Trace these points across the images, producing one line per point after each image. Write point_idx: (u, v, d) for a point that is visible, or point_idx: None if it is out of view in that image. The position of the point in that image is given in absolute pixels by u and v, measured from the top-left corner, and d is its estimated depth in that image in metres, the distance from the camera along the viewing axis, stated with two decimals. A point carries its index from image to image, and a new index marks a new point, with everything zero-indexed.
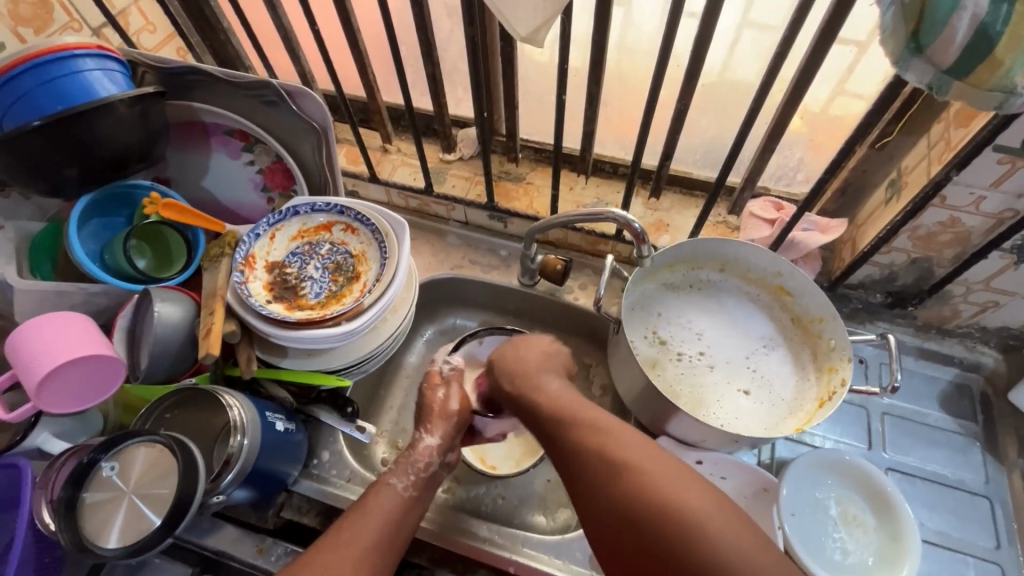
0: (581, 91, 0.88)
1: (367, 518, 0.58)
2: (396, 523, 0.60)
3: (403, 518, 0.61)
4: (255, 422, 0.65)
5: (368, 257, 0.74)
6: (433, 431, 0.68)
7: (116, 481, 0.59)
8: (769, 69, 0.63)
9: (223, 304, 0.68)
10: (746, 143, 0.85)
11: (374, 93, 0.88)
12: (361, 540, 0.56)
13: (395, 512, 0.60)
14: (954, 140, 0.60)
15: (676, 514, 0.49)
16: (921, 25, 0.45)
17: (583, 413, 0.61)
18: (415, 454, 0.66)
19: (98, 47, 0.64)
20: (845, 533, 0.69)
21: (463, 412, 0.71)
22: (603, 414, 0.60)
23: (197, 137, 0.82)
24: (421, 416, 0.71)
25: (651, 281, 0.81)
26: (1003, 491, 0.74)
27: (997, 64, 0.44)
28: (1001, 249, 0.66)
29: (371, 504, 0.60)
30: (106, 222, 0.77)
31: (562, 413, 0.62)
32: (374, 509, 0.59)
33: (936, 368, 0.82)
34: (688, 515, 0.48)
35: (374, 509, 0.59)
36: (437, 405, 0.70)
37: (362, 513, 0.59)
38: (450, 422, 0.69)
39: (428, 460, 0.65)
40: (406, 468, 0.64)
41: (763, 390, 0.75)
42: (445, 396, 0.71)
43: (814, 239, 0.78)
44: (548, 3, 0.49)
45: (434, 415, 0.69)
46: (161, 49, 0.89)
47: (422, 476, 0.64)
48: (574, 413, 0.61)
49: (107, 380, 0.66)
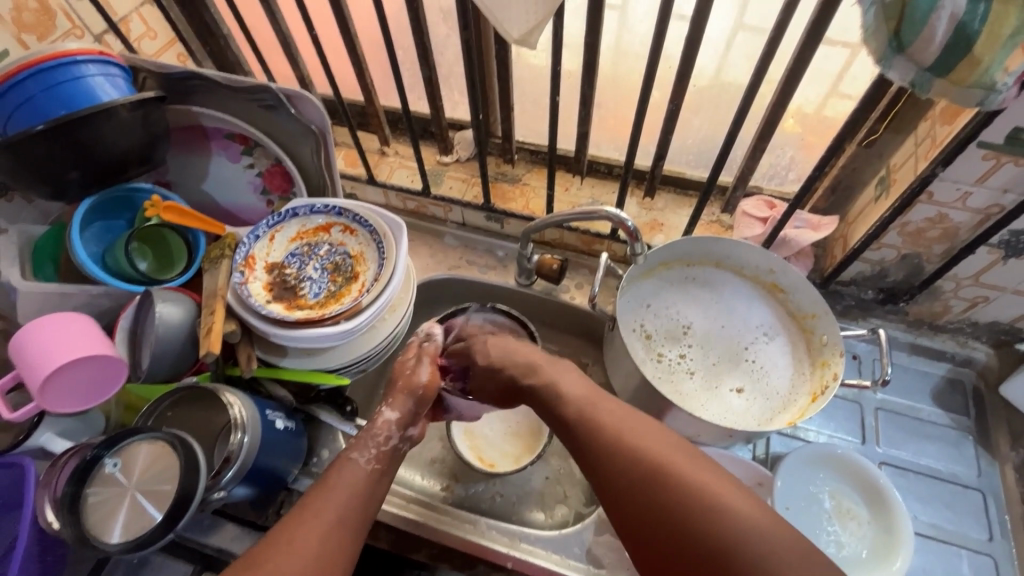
0: (575, 93, 0.89)
1: (330, 495, 0.56)
2: (361, 498, 0.57)
3: (370, 492, 0.58)
4: (254, 420, 0.66)
5: (366, 257, 0.75)
6: (394, 405, 0.67)
7: (119, 477, 0.59)
8: (757, 69, 0.65)
9: (223, 304, 0.69)
10: (738, 143, 0.87)
11: (372, 97, 0.89)
12: (324, 516, 0.54)
13: (362, 488, 0.58)
14: (939, 138, 0.61)
15: (703, 506, 0.47)
16: (902, 24, 0.46)
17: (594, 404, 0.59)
18: (374, 429, 0.64)
19: (101, 52, 0.66)
20: (839, 526, 0.70)
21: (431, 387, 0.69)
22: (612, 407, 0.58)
23: (197, 141, 0.83)
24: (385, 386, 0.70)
25: (645, 280, 0.82)
26: (996, 484, 0.75)
27: (976, 61, 0.46)
28: (988, 244, 0.68)
29: (333, 482, 0.57)
30: (108, 225, 0.78)
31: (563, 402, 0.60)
32: (335, 485, 0.57)
33: (928, 363, 0.82)
34: (717, 506, 0.47)
35: (337, 484, 0.57)
36: (404, 377, 0.70)
37: (326, 488, 0.57)
38: (413, 398, 0.68)
39: (388, 434, 0.64)
40: (367, 442, 0.62)
41: (756, 384, 0.76)
42: (414, 369, 0.71)
43: (805, 237, 0.79)
44: (539, 7, 0.50)
45: (399, 388, 0.68)
46: (161, 55, 0.90)
47: (385, 450, 0.62)
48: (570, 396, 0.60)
49: (110, 379, 0.67)
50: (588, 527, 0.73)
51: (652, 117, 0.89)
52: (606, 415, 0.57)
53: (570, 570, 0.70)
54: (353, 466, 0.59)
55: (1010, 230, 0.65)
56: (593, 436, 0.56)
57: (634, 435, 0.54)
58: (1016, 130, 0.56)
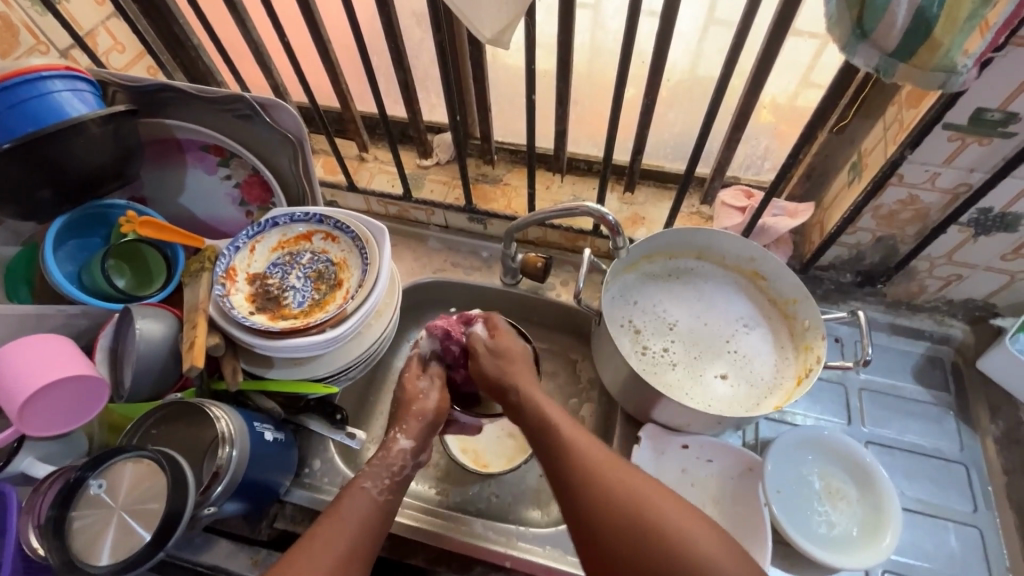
0: (551, 91, 0.91)
1: (337, 525, 0.57)
2: (369, 524, 0.59)
3: (377, 522, 0.60)
4: (243, 433, 0.65)
5: (349, 264, 0.75)
6: (408, 432, 0.67)
7: (105, 498, 0.58)
8: (727, 61, 0.66)
9: (206, 317, 0.68)
10: (712, 135, 0.88)
11: (348, 103, 0.88)
12: (330, 549, 0.55)
13: (368, 518, 0.59)
14: (907, 121, 0.62)
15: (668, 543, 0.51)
16: (864, 11, 0.47)
17: (572, 433, 0.61)
18: (389, 456, 0.64)
19: (68, 68, 0.65)
20: (829, 506, 0.71)
21: (441, 410, 0.70)
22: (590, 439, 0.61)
23: (172, 154, 0.82)
24: (394, 413, 0.70)
25: (628, 274, 0.82)
26: (978, 456, 0.77)
27: (936, 44, 0.47)
28: (959, 223, 0.69)
29: (343, 509, 0.59)
30: (83, 243, 0.76)
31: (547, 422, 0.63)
32: (344, 515, 0.58)
33: (908, 342, 0.84)
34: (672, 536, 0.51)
35: (345, 513, 0.58)
36: (413, 403, 0.69)
37: (333, 519, 0.58)
38: (425, 421, 0.68)
39: (402, 463, 0.65)
40: (380, 471, 0.63)
41: (742, 369, 0.76)
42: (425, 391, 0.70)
43: (783, 224, 0.80)
44: (510, 5, 0.51)
45: (409, 413, 0.68)
46: (131, 68, 0.89)
47: (396, 479, 0.63)
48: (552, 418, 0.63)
49: (91, 400, 0.66)
50: None
51: (628, 112, 0.90)
52: (583, 445, 0.59)
53: (569, 566, 0.71)
54: (363, 495, 0.60)
55: (978, 208, 0.67)
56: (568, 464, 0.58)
57: (604, 470, 0.57)
58: (980, 110, 0.58)
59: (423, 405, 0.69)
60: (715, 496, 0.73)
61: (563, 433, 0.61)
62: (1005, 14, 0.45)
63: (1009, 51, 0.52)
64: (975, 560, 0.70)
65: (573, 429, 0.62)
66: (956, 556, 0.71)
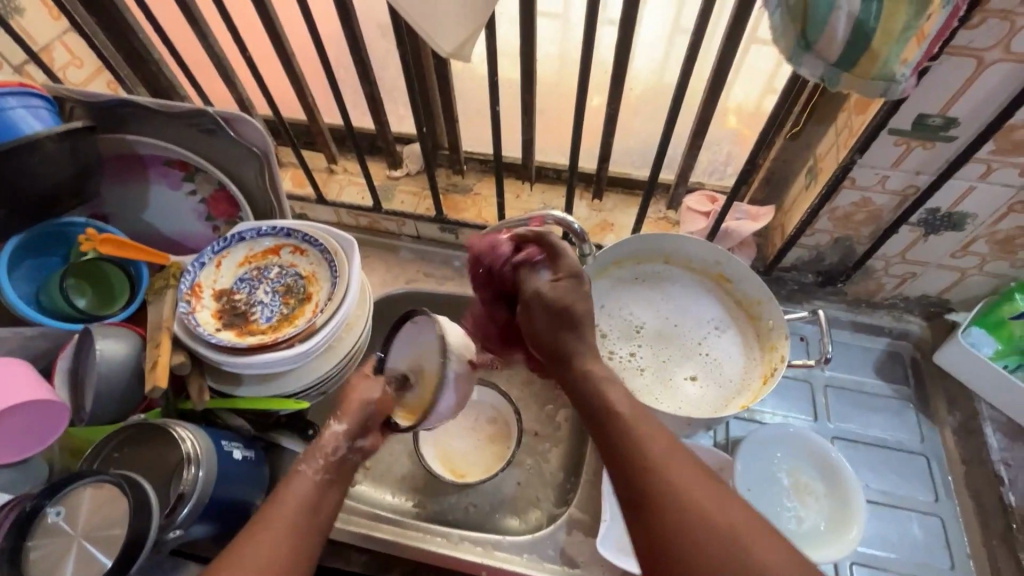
0: (516, 102, 0.92)
1: (276, 514, 0.51)
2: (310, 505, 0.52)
3: (322, 503, 0.54)
4: (210, 453, 0.64)
5: (319, 277, 0.74)
6: (342, 417, 0.59)
7: (64, 526, 0.56)
8: (684, 70, 0.68)
9: (170, 336, 0.67)
10: (676, 142, 0.90)
11: (315, 116, 0.88)
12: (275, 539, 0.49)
13: (312, 500, 0.53)
14: (855, 126, 0.65)
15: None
16: (807, 24, 0.49)
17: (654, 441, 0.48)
18: (322, 440, 0.57)
19: (20, 84, 0.64)
20: (798, 501, 0.73)
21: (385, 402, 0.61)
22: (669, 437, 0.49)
23: (134, 169, 0.80)
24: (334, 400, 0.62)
25: (599, 279, 0.83)
26: (938, 447, 0.80)
27: (875, 55, 0.49)
28: (909, 223, 0.72)
29: (286, 495, 0.52)
30: (41, 262, 0.74)
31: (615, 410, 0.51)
32: (283, 502, 0.52)
33: (870, 339, 0.87)
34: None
35: (289, 498, 0.52)
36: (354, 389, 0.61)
37: (271, 508, 0.51)
38: (366, 407, 0.60)
39: (337, 444, 0.57)
40: (315, 452, 0.56)
41: (711, 370, 0.78)
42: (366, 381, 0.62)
43: (745, 227, 0.82)
44: (467, 19, 0.52)
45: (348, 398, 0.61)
46: (90, 83, 0.87)
47: (332, 459, 0.56)
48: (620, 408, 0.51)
49: (50, 424, 0.64)
50: (561, 528, 0.73)
51: (593, 121, 0.92)
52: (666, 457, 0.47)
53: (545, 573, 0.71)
54: (300, 479, 0.54)
55: (926, 209, 0.70)
56: (644, 468, 0.46)
57: (699, 494, 0.44)
58: (921, 116, 0.61)
59: (367, 390, 0.61)
60: None
61: (643, 441, 0.48)
62: (938, 25, 0.48)
63: (943, 60, 0.55)
64: (937, 548, 0.73)
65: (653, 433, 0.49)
66: (920, 545, 0.73)
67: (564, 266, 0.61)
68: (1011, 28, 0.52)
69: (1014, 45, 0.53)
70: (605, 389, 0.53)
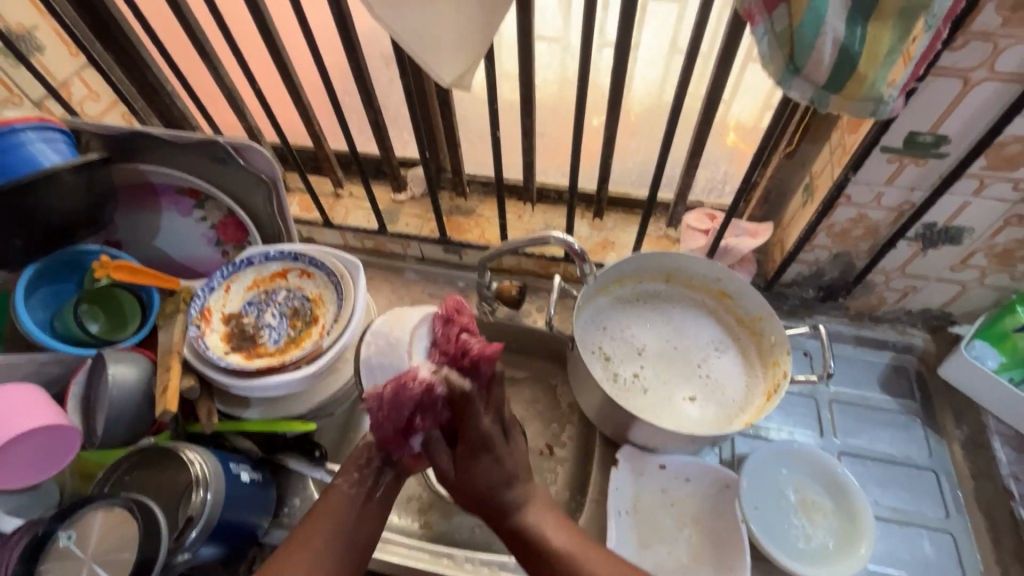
0: (516, 125, 0.94)
1: (314, 523, 0.59)
2: (352, 523, 0.60)
3: (359, 515, 0.61)
4: (218, 475, 0.64)
5: (325, 300, 0.76)
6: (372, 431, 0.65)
7: (75, 550, 0.57)
8: (679, 91, 0.69)
9: (180, 360, 0.68)
10: (673, 161, 0.93)
11: (321, 143, 0.91)
12: (313, 544, 0.58)
13: (352, 515, 0.60)
14: (848, 145, 0.66)
15: None
16: (794, 49, 0.50)
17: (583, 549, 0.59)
18: (357, 451, 0.64)
19: (40, 119, 0.67)
20: (805, 518, 0.73)
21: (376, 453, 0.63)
22: (559, 526, 0.61)
23: (146, 198, 0.83)
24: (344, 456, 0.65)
25: (600, 298, 0.84)
26: (947, 462, 0.79)
27: (862, 78, 0.51)
28: (907, 238, 0.73)
29: (319, 511, 0.60)
30: (55, 290, 0.76)
31: (521, 527, 0.60)
32: (321, 513, 0.60)
33: (874, 353, 0.87)
34: None
35: (327, 512, 0.60)
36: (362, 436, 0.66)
37: (314, 517, 0.60)
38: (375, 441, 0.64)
39: (370, 456, 0.63)
40: (351, 467, 0.63)
41: (713, 389, 0.78)
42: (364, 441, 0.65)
43: (745, 244, 0.83)
44: (468, 52, 0.54)
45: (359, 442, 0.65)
46: (106, 116, 0.91)
47: (365, 471, 0.63)
48: (526, 524, 0.60)
49: (62, 449, 0.65)
50: None
51: (592, 143, 0.95)
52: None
53: None
54: (337, 493, 0.61)
55: (922, 224, 0.71)
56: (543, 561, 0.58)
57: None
58: (912, 134, 0.62)
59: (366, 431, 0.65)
60: (695, 515, 0.74)
61: (541, 540, 0.59)
62: (922, 48, 0.49)
63: (930, 81, 0.57)
64: (949, 565, 0.72)
65: (589, 549, 0.59)
66: (931, 563, 0.72)
67: (496, 402, 0.61)
68: (994, 49, 0.53)
69: (999, 64, 0.55)
70: (519, 509, 0.60)
